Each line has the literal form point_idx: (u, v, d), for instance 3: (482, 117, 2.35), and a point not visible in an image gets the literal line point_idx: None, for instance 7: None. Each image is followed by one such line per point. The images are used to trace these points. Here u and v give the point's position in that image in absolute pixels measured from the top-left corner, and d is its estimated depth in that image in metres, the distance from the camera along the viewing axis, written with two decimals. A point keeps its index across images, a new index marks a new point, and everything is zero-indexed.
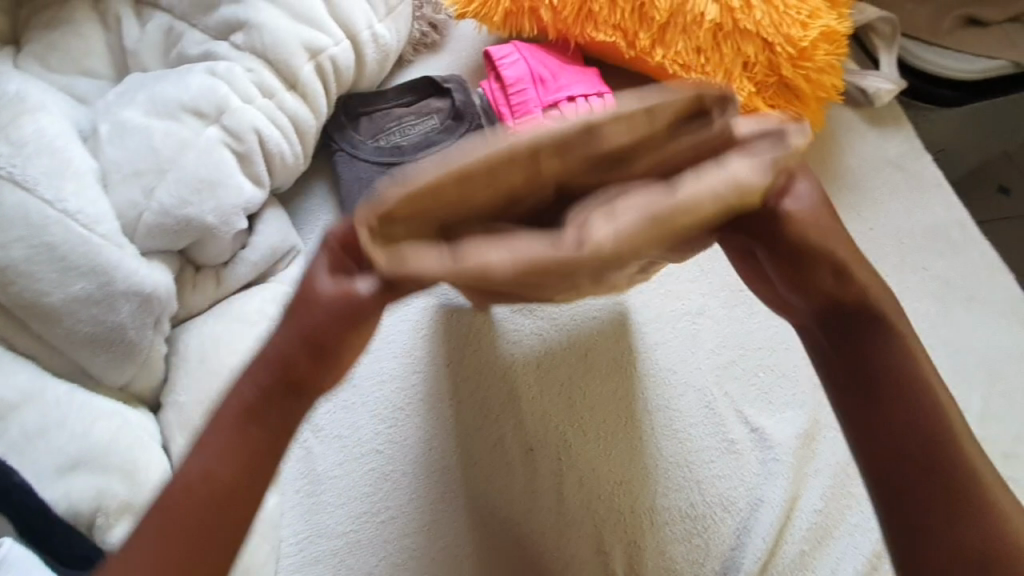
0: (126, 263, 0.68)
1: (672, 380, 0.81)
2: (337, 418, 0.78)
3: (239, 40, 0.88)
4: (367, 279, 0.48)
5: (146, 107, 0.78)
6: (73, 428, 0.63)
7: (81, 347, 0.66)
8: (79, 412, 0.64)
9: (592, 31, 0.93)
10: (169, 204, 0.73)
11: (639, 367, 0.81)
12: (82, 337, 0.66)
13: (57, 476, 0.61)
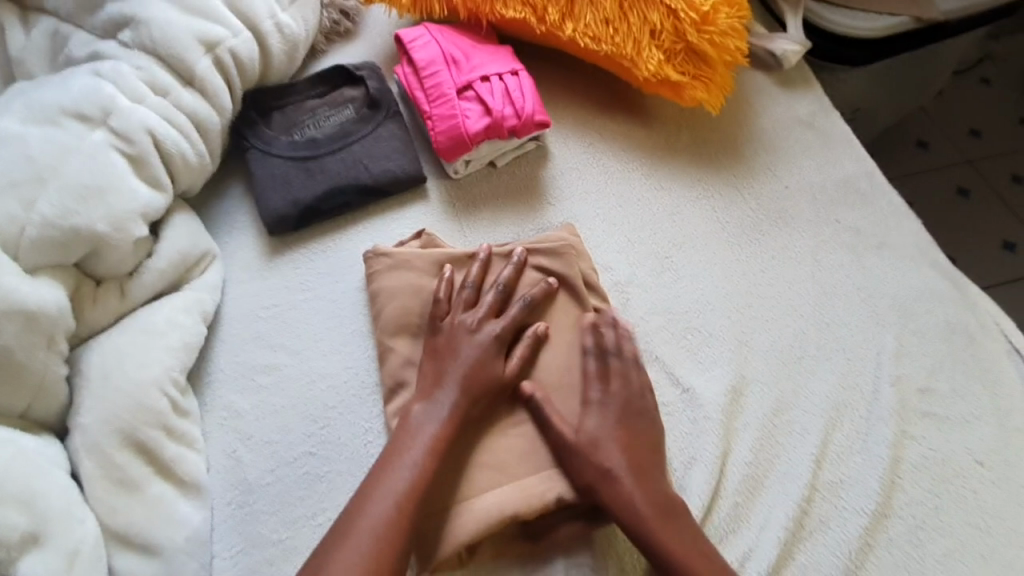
0: (9, 284, 0.64)
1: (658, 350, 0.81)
2: (266, 423, 0.75)
3: (127, 37, 0.83)
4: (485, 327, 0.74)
5: (22, 114, 0.73)
6: None
7: None
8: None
9: (501, 9, 0.92)
10: (54, 215, 0.68)
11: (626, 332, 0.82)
12: None
13: None
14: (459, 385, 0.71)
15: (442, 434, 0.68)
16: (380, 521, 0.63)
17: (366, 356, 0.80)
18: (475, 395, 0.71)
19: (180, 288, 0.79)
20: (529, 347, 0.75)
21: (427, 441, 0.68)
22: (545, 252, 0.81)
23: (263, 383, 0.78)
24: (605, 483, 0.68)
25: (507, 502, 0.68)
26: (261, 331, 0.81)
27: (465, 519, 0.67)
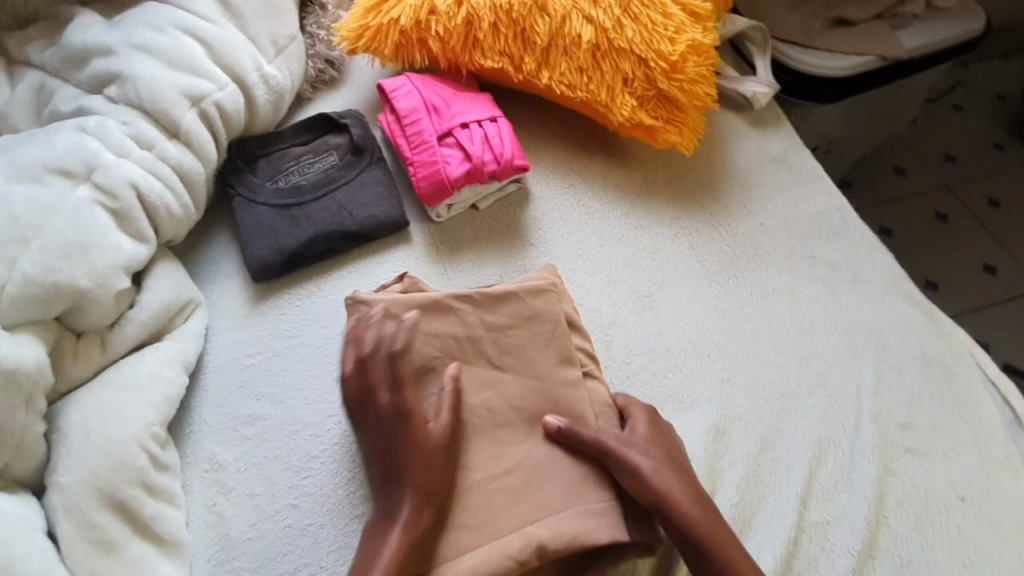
0: None
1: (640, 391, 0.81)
2: (249, 475, 0.75)
3: (114, 93, 0.85)
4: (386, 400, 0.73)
5: (7, 173, 0.74)
6: None
7: None
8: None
9: (480, 59, 0.95)
10: (35, 273, 0.69)
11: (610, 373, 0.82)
12: None
13: None
14: (417, 462, 0.69)
15: (411, 533, 0.66)
16: None
17: None
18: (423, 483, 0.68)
19: (162, 338, 0.79)
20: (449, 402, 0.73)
21: (395, 548, 0.65)
22: (527, 293, 0.80)
23: (244, 435, 0.77)
24: (668, 509, 0.68)
25: (493, 558, 0.66)
26: (245, 379, 0.81)
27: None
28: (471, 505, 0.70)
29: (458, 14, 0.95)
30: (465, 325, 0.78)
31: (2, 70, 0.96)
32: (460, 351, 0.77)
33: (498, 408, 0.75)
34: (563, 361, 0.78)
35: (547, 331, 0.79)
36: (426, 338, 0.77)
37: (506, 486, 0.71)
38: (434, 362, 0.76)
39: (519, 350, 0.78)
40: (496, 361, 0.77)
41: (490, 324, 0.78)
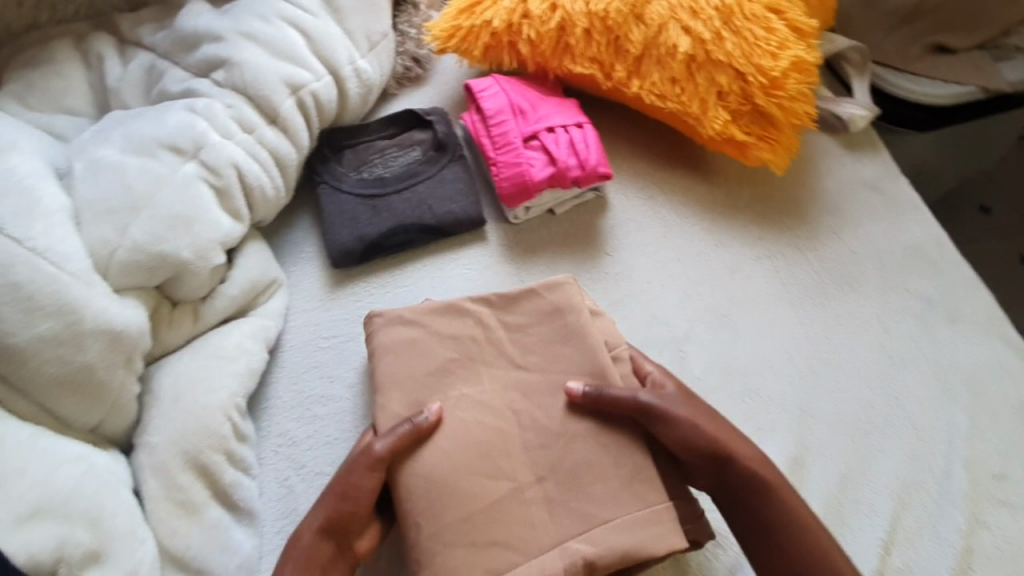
0: (99, 301, 0.64)
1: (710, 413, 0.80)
2: (320, 454, 0.76)
3: (221, 77, 0.89)
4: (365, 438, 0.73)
5: (122, 144, 0.76)
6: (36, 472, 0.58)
7: (44, 389, 0.61)
8: (40, 457, 0.59)
9: (570, 64, 0.95)
10: (145, 241, 0.71)
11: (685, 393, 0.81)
12: (46, 379, 0.61)
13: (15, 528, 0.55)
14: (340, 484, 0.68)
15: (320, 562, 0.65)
16: None
17: None
18: (335, 521, 0.67)
19: (246, 314, 0.81)
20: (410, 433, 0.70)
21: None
22: (545, 287, 0.79)
23: (316, 413, 0.79)
24: (725, 456, 0.68)
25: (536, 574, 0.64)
26: (320, 360, 0.83)
27: None
28: (504, 519, 0.67)
29: (552, 19, 0.95)
30: (481, 325, 0.78)
31: (115, 49, 1.02)
32: (477, 353, 0.77)
33: (545, 401, 0.74)
34: (596, 354, 0.75)
35: (570, 324, 0.77)
36: (437, 343, 0.77)
37: (540, 495, 0.69)
38: (451, 363, 0.76)
39: (544, 347, 0.77)
40: (520, 361, 0.76)
41: (507, 323, 0.78)
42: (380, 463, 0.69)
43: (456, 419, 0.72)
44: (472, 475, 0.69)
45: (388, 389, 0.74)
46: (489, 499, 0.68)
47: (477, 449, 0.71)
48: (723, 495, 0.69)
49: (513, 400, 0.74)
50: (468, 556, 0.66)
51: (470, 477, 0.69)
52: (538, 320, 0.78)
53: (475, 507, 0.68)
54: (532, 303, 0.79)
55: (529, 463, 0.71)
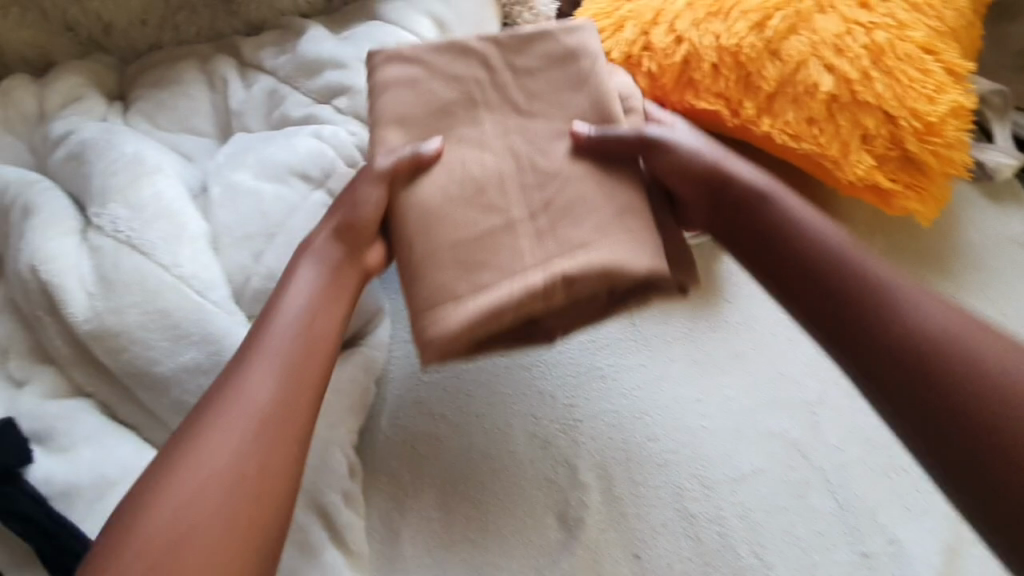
0: (236, 330, 0.63)
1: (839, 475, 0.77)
2: (423, 496, 0.76)
3: (343, 104, 0.93)
4: (362, 193, 0.69)
5: (255, 168, 0.75)
6: None
7: (181, 419, 0.61)
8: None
9: (692, 99, 0.90)
10: (278, 270, 0.71)
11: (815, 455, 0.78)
12: (184, 410, 0.61)
13: None
14: (312, 289, 0.66)
15: (292, 375, 0.60)
16: (194, 482, 0.53)
17: (528, 443, 0.78)
18: (322, 350, 0.63)
19: (357, 343, 0.79)
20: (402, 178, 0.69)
21: (272, 372, 0.60)
22: (561, 33, 0.75)
23: (422, 454, 0.78)
24: (836, 256, 0.65)
25: (517, 290, 0.66)
26: (423, 399, 0.82)
27: (466, 307, 0.66)
28: (493, 246, 0.68)
29: (676, 52, 0.90)
30: (488, 68, 0.74)
31: (235, 71, 1.01)
32: (480, 95, 0.74)
33: (548, 145, 0.71)
34: (604, 99, 0.72)
35: (582, 68, 0.73)
36: (439, 82, 0.74)
37: (530, 228, 0.68)
38: (451, 105, 0.73)
39: (552, 92, 0.74)
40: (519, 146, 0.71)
41: (518, 66, 0.75)
42: (383, 178, 0.69)
43: (450, 160, 0.71)
44: (460, 215, 0.68)
45: (396, 119, 0.72)
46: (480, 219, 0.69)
47: (469, 184, 0.70)
48: (769, 247, 0.68)
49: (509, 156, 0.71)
50: (453, 280, 0.67)
51: (460, 226, 0.68)
52: (549, 67, 0.74)
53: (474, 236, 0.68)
54: (542, 47, 0.75)
55: (526, 201, 0.69)
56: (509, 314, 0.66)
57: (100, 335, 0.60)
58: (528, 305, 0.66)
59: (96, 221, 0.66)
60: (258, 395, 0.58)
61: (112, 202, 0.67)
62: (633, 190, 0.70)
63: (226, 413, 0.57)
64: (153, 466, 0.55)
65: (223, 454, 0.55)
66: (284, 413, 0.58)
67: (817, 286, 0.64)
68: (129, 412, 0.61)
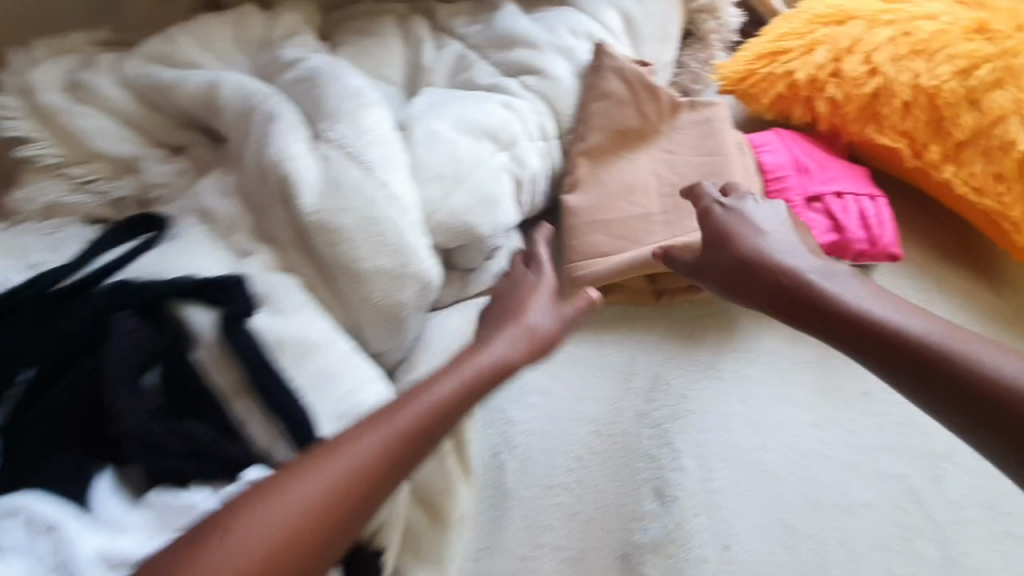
0: (420, 251, 0.74)
1: (952, 529, 0.75)
2: (532, 441, 0.81)
3: (533, 82, 0.99)
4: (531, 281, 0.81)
5: (455, 122, 0.87)
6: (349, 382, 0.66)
7: (367, 313, 0.72)
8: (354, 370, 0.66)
9: (875, 134, 0.92)
10: (459, 210, 0.81)
11: (930, 502, 0.76)
12: (372, 304, 0.72)
13: (334, 424, 0.64)
14: (484, 350, 0.71)
15: (380, 455, 0.58)
16: (239, 555, 0.50)
17: (637, 420, 0.82)
18: (427, 433, 0.61)
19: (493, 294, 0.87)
20: (545, 300, 0.80)
21: (364, 452, 0.57)
22: (701, 104, 1.02)
23: (538, 404, 0.84)
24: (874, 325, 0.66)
25: (645, 253, 0.89)
26: (545, 356, 0.88)
27: (607, 262, 0.90)
28: (633, 227, 0.93)
29: (867, 84, 0.92)
30: (646, 112, 1.00)
31: (433, 34, 1.12)
32: (646, 132, 1.00)
33: (691, 173, 0.97)
34: (726, 145, 0.97)
35: (718, 126, 1.00)
36: (625, 111, 0.99)
37: (663, 222, 0.94)
38: (628, 134, 0.99)
39: (695, 132, 1.00)
40: (658, 165, 0.98)
41: (671, 110, 1.01)
42: (583, 192, 0.96)
43: (611, 168, 0.97)
44: (617, 204, 0.95)
45: (576, 131, 0.99)
46: (632, 208, 0.95)
47: (623, 185, 0.96)
48: (845, 335, 0.68)
49: (657, 172, 0.98)
50: (601, 243, 0.92)
51: (614, 212, 0.94)
52: (694, 121, 1.01)
53: (622, 220, 0.94)
54: (688, 114, 1.02)
55: (661, 204, 0.95)
56: (641, 269, 0.89)
57: (320, 227, 0.71)
58: (655, 267, 0.89)
59: (326, 136, 0.78)
60: (328, 474, 0.55)
61: (343, 122, 0.79)
62: None
63: (286, 488, 0.54)
64: (193, 531, 0.52)
65: (325, 495, 0.54)
66: (387, 480, 0.58)
67: (885, 344, 0.65)
68: (325, 298, 0.72)
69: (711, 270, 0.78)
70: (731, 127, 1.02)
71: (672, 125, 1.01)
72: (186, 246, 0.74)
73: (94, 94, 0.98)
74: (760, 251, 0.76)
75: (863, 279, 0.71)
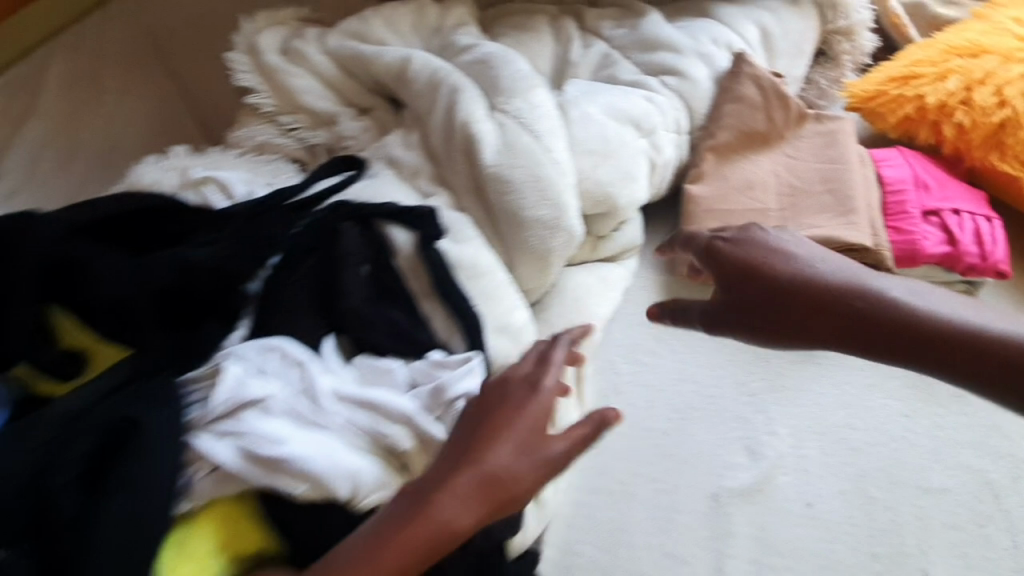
0: (569, 208, 0.88)
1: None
2: (636, 390, 0.94)
3: (672, 82, 1.11)
4: (556, 356, 0.72)
5: (605, 108, 1.00)
6: (507, 304, 0.83)
7: (521, 252, 0.88)
8: (509, 296, 0.84)
9: (997, 160, 1.00)
10: (602, 181, 0.94)
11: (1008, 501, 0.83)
12: (527, 246, 0.87)
13: (494, 334, 0.80)
14: (530, 406, 0.67)
15: (463, 509, 0.63)
16: None
17: (733, 386, 0.93)
18: (500, 492, 0.63)
19: (614, 260, 1.01)
20: (528, 429, 0.66)
21: (438, 510, 0.62)
22: (827, 118, 1.11)
23: (644, 360, 0.96)
24: (908, 318, 0.66)
25: None
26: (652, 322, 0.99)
27: None
28: (749, 219, 1.03)
29: (995, 114, 1.01)
30: (774, 120, 1.10)
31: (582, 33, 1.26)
32: (771, 137, 1.10)
33: (809, 178, 1.05)
34: (847, 156, 1.05)
35: (840, 139, 1.08)
36: (754, 116, 1.09)
37: (779, 218, 1.02)
38: (754, 137, 1.09)
39: (818, 143, 1.09)
40: (779, 167, 1.07)
41: (797, 121, 1.11)
42: (706, 183, 1.06)
43: (734, 166, 1.08)
44: (736, 197, 1.05)
45: (706, 129, 1.10)
46: (750, 202, 1.04)
47: (744, 181, 1.06)
48: (886, 338, 0.66)
49: (778, 173, 1.07)
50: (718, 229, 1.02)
51: (733, 204, 1.04)
52: (816, 133, 1.10)
53: (740, 212, 1.03)
54: (812, 126, 1.11)
55: (778, 202, 1.04)
56: None
57: (495, 179, 0.88)
58: None
59: (502, 108, 0.94)
60: (406, 530, 0.62)
61: (517, 97, 0.95)
62: (869, 213, 0.99)
63: (372, 544, 0.62)
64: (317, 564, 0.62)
65: (412, 552, 0.61)
66: (455, 536, 0.62)
67: (927, 338, 0.65)
68: (490, 237, 0.89)
69: (736, 308, 0.72)
70: (854, 141, 1.09)
71: (795, 134, 1.11)
72: (384, 182, 0.93)
73: (306, 59, 1.20)
74: (787, 272, 0.70)
75: (884, 275, 0.70)
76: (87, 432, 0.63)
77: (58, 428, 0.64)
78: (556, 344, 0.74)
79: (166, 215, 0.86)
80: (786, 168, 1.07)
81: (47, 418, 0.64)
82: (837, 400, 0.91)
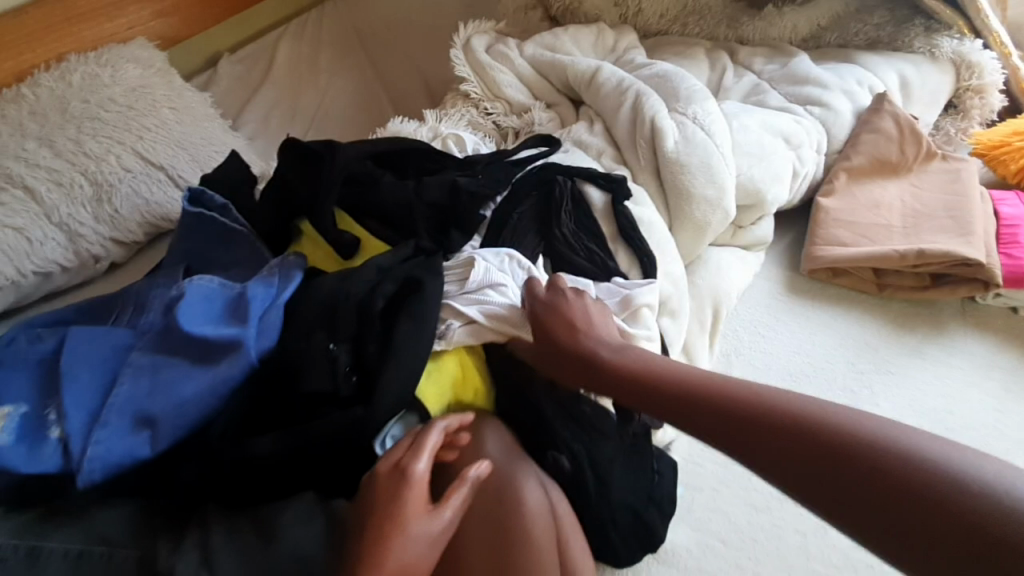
0: (728, 193, 1.13)
1: None
2: (757, 352, 1.14)
3: (816, 111, 1.32)
4: (421, 461, 0.81)
5: (761, 123, 1.23)
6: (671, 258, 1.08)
7: (684, 220, 1.13)
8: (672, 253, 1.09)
9: None
10: (754, 178, 1.17)
11: None
12: (690, 216, 1.12)
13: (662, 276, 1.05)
14: (404, 488, 0.79)
15: None
16: None
17: (843, 361, 1.11)
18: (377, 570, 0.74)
19: (749, 248, 1.23)
20: (415, 510, 0.78)
21: None
22: (953, 158, 1.28)
23: (767, 330, 1.16)
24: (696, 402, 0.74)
25: (884, 249, 1.16)
26: (774, 303, 1.20)
27: (850, 250, 1.18)
28: (872, 230, 1.21)
29: None
30: (905, 152, 1.28)
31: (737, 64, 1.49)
32: (899, 167, 1.28)
33: (931, 204, 1.22)
34: (969, 189, 1.22)
35: (963, 175, 1.24)
36: (887, 147, 1.28)
37: (899, 234, 1.20)
38: (885, 165, 1.27)
39: (942, 177, 1.26)
40: (903, 193, 1.25)
41: (925, 155, 1.28)
42: (837, 197, 1.26)
43: (864, 187, 1.27)
44: (863, 212, 1.23)
45: (844, 154, 1.30)
46: (874, 218, 1.22)
47: (870, 200, 1.24)
48: (674, 411, 0.76)
49: (902, 198, 1.25)
50: (843, 236, 1.21)
51: (858, 217, 1.23)
52: (942, 168, 1.27)
53: (864, 224, 1.22)
54: (938, 163, 1.28)
55: (901, 220, 1.22)
56: (879, 259, 1.15)
57: (673, 162, 1.13)
58: (890, 262, 1.15)
59: (681, 110, 1.19)
60: None
61: (694, 103, 1.20)
62: (984, 239, 1.15)
63: None
64: None
65: None
66: None
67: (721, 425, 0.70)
68: (661, 207, 1.15)
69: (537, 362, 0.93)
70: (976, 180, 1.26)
71: (923, 167, 1.28)
72: (578, 154, 1.19)
73: (508, 60, 1.51)
74: (601, 351, 0.87)
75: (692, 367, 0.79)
76: (392, 280, 0.92)
77: (376, 274, 0.93)
78: (430, 429, 0.84)
79: (424, 155, 1.16)
80: (910, 194, 1.25)
81: (371, 267, 0.94)
82: (936, 384, 1.07)
